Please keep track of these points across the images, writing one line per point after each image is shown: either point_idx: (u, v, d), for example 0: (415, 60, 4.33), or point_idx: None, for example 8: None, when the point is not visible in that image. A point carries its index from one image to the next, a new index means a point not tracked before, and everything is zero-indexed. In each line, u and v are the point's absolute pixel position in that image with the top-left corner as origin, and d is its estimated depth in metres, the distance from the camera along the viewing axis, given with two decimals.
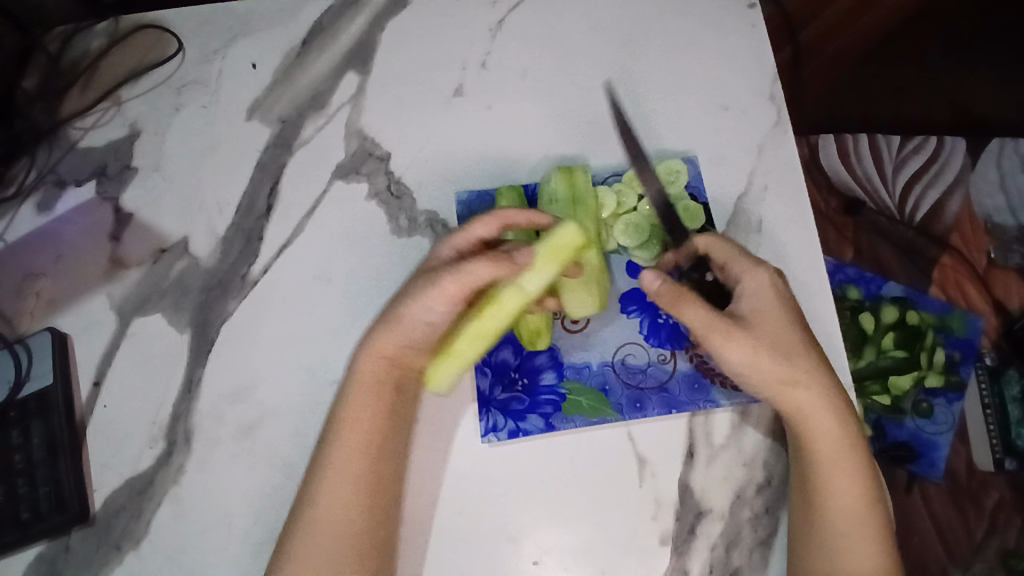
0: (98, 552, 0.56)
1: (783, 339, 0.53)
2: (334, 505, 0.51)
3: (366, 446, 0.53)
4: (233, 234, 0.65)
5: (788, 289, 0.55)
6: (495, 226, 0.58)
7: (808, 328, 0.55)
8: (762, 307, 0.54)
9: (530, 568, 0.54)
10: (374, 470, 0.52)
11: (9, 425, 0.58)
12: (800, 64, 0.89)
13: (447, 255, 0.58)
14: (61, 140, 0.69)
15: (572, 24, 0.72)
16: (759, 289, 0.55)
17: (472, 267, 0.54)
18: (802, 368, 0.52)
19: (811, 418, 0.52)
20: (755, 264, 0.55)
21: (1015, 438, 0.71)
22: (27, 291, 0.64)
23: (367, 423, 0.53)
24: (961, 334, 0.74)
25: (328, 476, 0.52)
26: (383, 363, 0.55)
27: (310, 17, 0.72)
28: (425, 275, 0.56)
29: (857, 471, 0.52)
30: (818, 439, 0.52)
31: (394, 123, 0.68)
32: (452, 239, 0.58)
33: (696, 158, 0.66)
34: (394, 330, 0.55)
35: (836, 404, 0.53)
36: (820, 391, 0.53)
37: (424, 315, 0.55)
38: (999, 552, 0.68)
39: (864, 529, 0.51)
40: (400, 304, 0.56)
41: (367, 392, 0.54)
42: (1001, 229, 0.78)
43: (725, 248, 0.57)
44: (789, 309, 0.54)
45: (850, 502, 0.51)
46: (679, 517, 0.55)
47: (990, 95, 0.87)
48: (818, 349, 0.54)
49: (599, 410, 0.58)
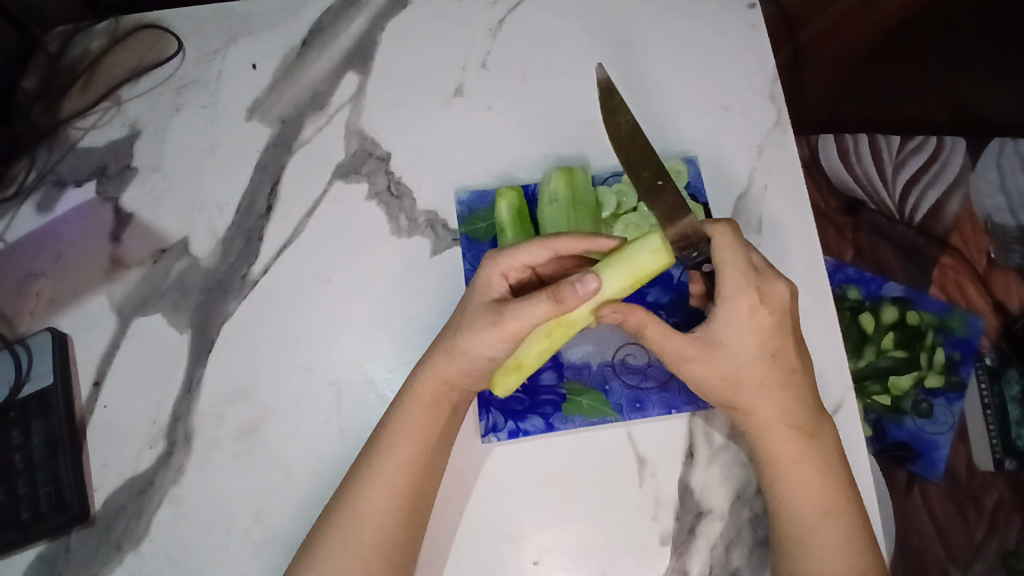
0: (98, 551, 0.56)
1: (741, 367, 0.51)
2: (372, 522, 0.48)
3: (415, 461, 0.50)
4: (233, 234, 0.65)
5: (771, 316, 0.50)
6: (544, 254, 0.54)
7: (783, 352, 0.51)
8: (735, 334, 0.51)
9: (530, 568, 0.54)
10: (416, 498, 0.50)
11: (10, 425, 0.58)
12: (800, 63, 0.88)
13: (497, 284, 0.53)
14: (61, 140, 0.69)
15: (572, 25, 0.72)
16: (737, 317, 0.51)
17: (537, 305, 0.49)
18: (751, 399, 0.51)
19: (762, 426, 0.52)
20: (742, 290, 0.50)
21: (1015, 438, 0.71)
22: (27, 291, 0.64)
23: (422, 441, 0.51)
24: (961, 333, 0.74)
25: (368, 488, 0.49)
26: (443, 389, 0.52)
27: (310, 18, 0.72)
28: (483, 310, 0.52)
29: (824, 479, 0.50)
30: (782, 454, 0.51)
31: (395, 123, 0.69)
32: (500, 263, 0.53)
33: (696, 158, 0.66)
34: (456, 363, 0.51)
35: (791, 427, 0.51)
36: (775, 408, 0.51)
37: (486, 350, 0.51)
38: (998, 552, 0.68)
39: (839, 538, 0.48)
40: (457, 334, 0.52)
41: (425, 411, 0.51)
42: (1001, 229, 0.78)
43: (736, 261, 0.50)
44: (768, 335, 0.51)
45: (814, 511, 0.49)
46: (679, 517, 0.56)
47: (991, 94, 0.87)
48: (792, 374, 0.52)
49: (599, 410, 0.58)
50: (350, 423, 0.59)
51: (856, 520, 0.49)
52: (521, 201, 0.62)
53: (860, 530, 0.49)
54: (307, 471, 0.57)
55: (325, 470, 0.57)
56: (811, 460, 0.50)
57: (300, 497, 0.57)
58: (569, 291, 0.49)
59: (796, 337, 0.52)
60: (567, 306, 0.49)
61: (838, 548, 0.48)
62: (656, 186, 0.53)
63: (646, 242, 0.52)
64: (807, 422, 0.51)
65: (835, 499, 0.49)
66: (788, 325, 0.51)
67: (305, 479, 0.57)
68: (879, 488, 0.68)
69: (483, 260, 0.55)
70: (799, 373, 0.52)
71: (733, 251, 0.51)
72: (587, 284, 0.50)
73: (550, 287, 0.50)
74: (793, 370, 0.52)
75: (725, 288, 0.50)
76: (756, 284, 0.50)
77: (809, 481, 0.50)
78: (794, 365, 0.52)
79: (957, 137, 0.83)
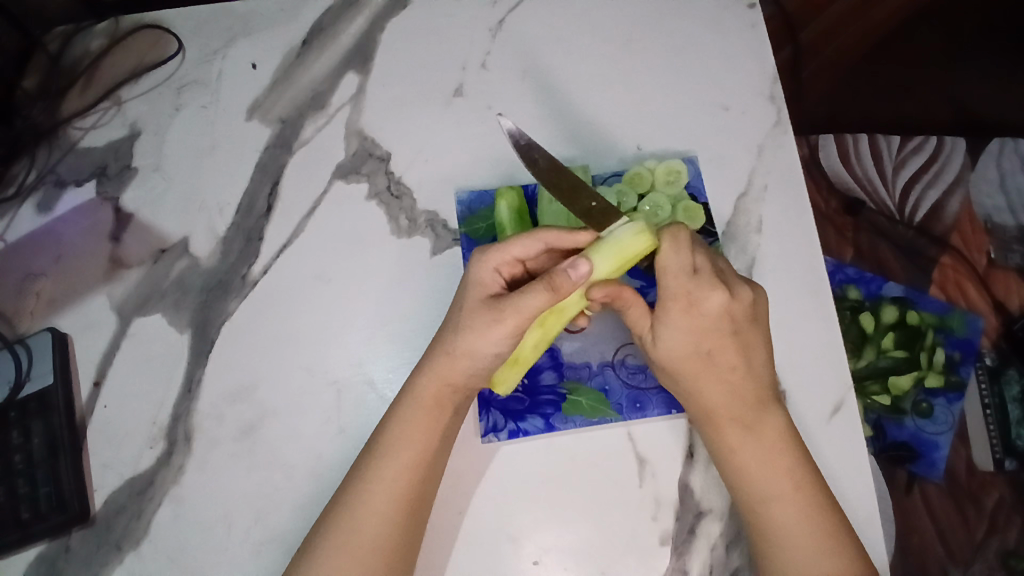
0: (98, 552, 0.56)
1: (676, 360, 0.53)
2: (371, 529, 0.48)
3: (413, 468, 0.50)
4: (233, 234, 0.65)
5: (702, 318, 0.52)
6: (537, 247, 0.54)
7: (721, 352, 0.52)
8: (673, 332, 0.52)
9: (530, 568, 0.54)
10: (413, 500, 0.49)
11: (10, 425, 0.58)
12: (801, 64, 0.88)
13: (489, 279, 0.53)
14: (61, 139, 0.69)
15: (572, 26, 0.72)
16: (670, 317, 0.52)
17: (535, 296, 0.49)
18: (696, 390, 0.53)
19: (722, 427, 0.52)
20: (674, 286, 0.51)
21: (1015, 439, 0.71)
22: (27, 291, 0.64)
23: (424, 447, 0.50)
24: (961, 334, 0.74)
25: (362, 492, 0.49)
26: (447, 391, 0.52)
27: (310, 18, 0.72)
28: (481, 308, 0.52)
29: (773, 464, 0.50)
30: (727, 440, 0.52)
31: (395, 123, 0.68)
32: (491, 258, 0.53)
33: (696, 158, 0.66)
34: (458, 364, 0.51)
35: (729, 417, 0.52)
36: (728, 404, 0.52)
37: (491, 348, 0.51)
38: (999, 553, 0.68)
39: (792, 522, 0.48)
40: (458, 334, 0.52)
41: (426, 414, 0.51)
42: (1002, 229, 0.78)
43: (677, 261, 0.51)
44: (706, 333, 0.52)
45: (762, 495, 0.50)
46: (680, 517, 0.56)
47: (991, 93, 0.87)
48: (730, 371, 0.52)
49: (599, 410, 0.58)
50: (350, 423, 0.59)
51: (815, 508, 0.48)
52: (521, 201, 0.62)
53: (823, 520, 0.48)
54: (307, 471, 0.57)
55: (325, 470, 0.57)
56: (761, 448, 0.50)
57: (301, 499, 0.57)
58: (564, 278, 0.49)
59: (734, 337, 0.52)
60: (564, 293, 0.49)
61: (795, 534, 0.48)
62: (591, 208, 0.54)
63: (629, 225, 0.52)
64: (745, 413, 0.52)
65: (786, 484, 0.49)
66: (726, 328, 0.52)
67: (305, 479, 0.57)
68: (879, 488, 0.68)
69: (472, 258, 0.54)
70: (739, 371, 0.52)
71: (672, 256, 0.51)
72: (579, 269, 0.50)
73: (545, 277, 0.50)
74: (735, 369, 0.52)
75: (664, 286, 0.52)
76: (695, 285, 0.51)
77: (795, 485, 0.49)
78: (735, 364, 0.52)
79: (956, 138, 0.83)
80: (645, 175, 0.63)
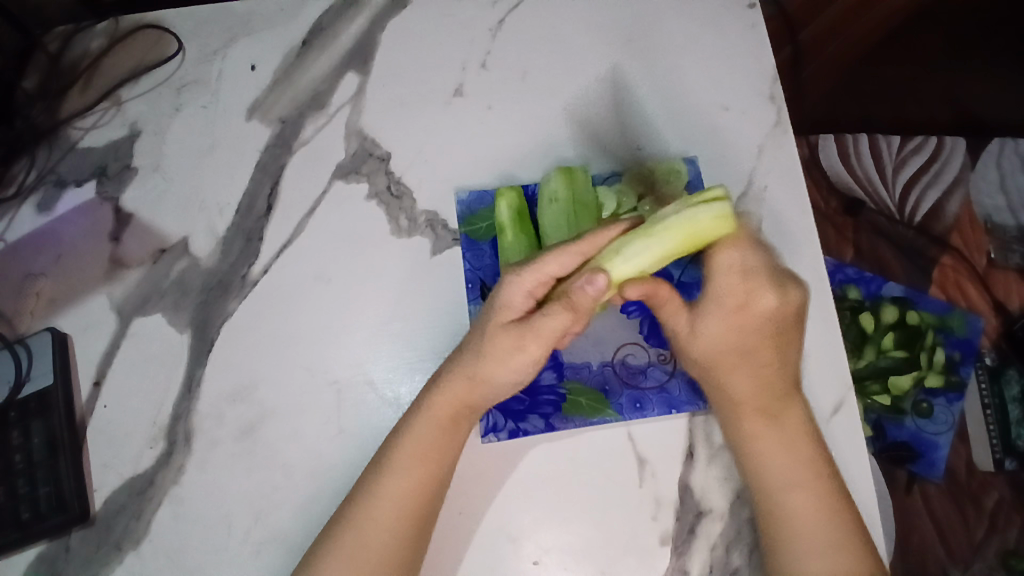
0: (98, 552, 0.56)
1: (714, 354, 0.55)
2: (383, 540, 0.48)
3: (424, 482, 0.50)
4: (233, 234, 0.65)
5: (746, 318, 0.55)
6: (574, 260, 0.52)
7: (759, 349, 0.55)
8: (716, 328, 0.55)
9: (531, 568, 0.54)
10: (426, 512, 0.50)
11: (10, 426, 0.58)
12: (801, 63, 0.87)
13: (520, 300, 0.52)
14: (61, 140, 0.69)
15: (573, 26, 0.72)
16: (714, 317, 0.55)
17: (555, 316, 0.49)
18: (732, 382, 0.55)
19: (746, 421, 0.54)
20: (728, 284, 0.55)
21: (1015, 438, 0.71)
22: (27, 291, 0.64)
23: (434, 465, 0.50)
24: (961, 334, 0.74)
25: (370, 502, 0.49)
26: (464, 412, 0.52)
27: (310, 18, 0.72)
28: (504, 333, 0.51)
29: (790, 459, 0.53)
30: (747, 431, 0.54)
31: (395, 124, 0.68)
32: (525, 280, 0.51)
33: (696, 158, 0.66)
34: (479, 389, 0.52)
35: (753, 409, 0.54)
36: (755, 397, 0.54)
37: (511, 375, 0.52)
38: (999, 553, 0.68)
39: (812, 511, 0.51)
40: (480, 360, 0.51)
41: (441, 431, 0.51)
42: (1002, 228, 0.78)
43: (735, 263, 0.55)
44: (751, 330, 0.55)
45: (779, 482, 0.52)
46: (679, 517, 0.56)
47: (991, 93, 0.87)
48: (763, 366, 0.55)
49: (599, 410, 0.57)
50: (350, 423, 0.59)
51: (829, 495, 0.51)
52: (522, 201, 0.62)
53: (835, 505, 0.51)
54: (307, 471, 0.57)
55: (325, 471, 0.57)
56: (779, 443, 0.53)
57: (301, 498, 0.57)
58: (581, 296, 0.49)
59: (774, 338, 0.55)
60: (585, 311, 0.50)
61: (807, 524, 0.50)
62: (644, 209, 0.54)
63: (710, 208, 0.53)
64: (770, 405, 0.54)
65: (801, 478, 0.52)
66: (767, 327, 0.55)
67: (305, 479, 0.57)
68: (879, 488, 0.68)
69: (504, 276, 0.53)
70: (771, 366, 0.55)
71: (730, 255, 0.55)
72: (597, 283, 0.49)
73: (565, 299, 0.49)
74: (768, 364, 0.55)
75: (715, 283, 0.56)
76: (749, 286, 0.55)
77: (808, 480, 0.52)
78: (768, 360, 0.55)
79: (956, 137, 0.83)
80: (645, 176, 0.64)
